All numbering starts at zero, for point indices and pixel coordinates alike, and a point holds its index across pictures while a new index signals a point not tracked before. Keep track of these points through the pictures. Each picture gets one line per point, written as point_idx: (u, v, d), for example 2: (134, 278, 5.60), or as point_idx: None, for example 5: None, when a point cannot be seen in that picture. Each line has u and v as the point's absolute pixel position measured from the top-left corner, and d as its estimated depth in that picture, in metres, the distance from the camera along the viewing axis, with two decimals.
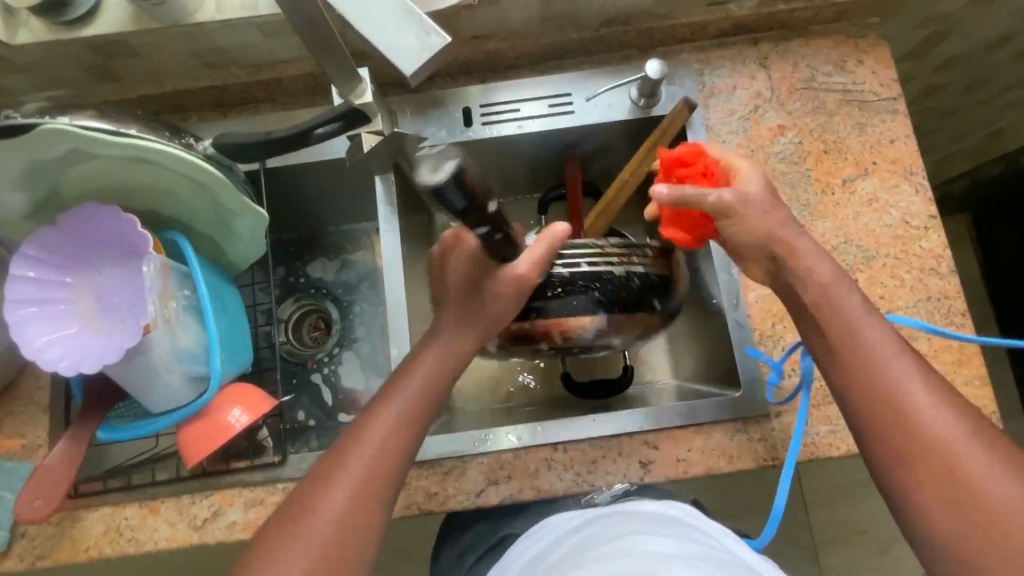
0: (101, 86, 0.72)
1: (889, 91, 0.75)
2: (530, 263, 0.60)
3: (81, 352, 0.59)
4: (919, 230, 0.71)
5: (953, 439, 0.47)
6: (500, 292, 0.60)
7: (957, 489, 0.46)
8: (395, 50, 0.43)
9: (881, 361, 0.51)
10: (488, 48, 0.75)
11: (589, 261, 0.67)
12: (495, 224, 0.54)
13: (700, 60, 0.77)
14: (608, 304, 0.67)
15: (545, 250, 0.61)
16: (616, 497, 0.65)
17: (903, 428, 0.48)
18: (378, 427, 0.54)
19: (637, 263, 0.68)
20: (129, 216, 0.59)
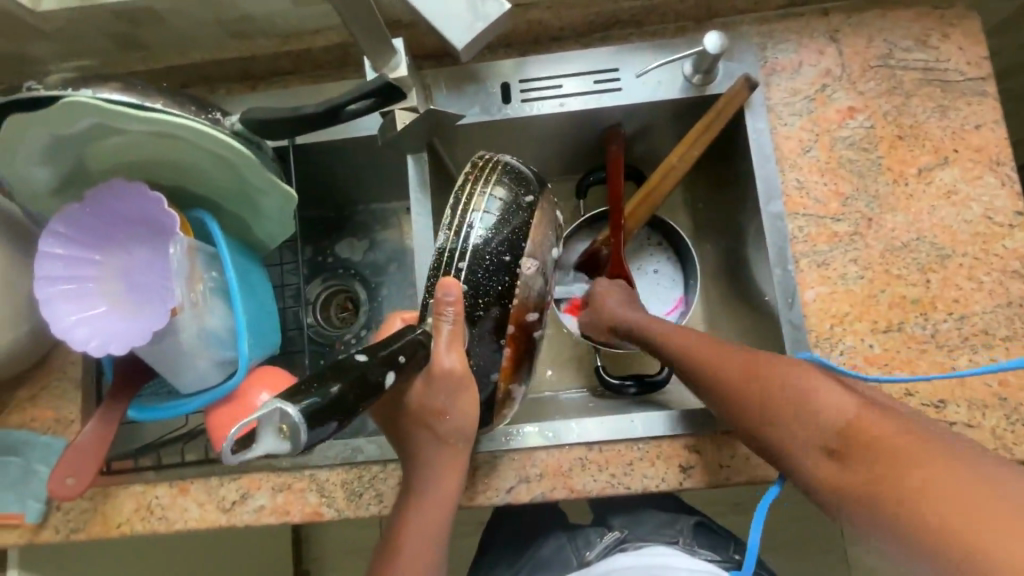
0: (128, 56, 0.70)
1: (978, 69, 0.67)
2: (449, 352, 0.55)
3: (109, 332, 0.58)
4: (1003, 227, 0.64)
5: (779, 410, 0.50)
6: (447, 395, 0.57)
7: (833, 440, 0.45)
8: (448, 20, 0.43)
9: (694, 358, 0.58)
10: (530, 19, 0.69)
11: (458, 256, 0.60)
12: (384, 363, 0.48)
13: (762, 33, 0.70)
14: (511, 243, 0.61)
15: (451, 324, 0.55)
16: (609, 547, 0.74)
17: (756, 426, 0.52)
18: (407, 539, 0.58)
19: (483, 197, 0.61)
20: (156, 195, 0.57)
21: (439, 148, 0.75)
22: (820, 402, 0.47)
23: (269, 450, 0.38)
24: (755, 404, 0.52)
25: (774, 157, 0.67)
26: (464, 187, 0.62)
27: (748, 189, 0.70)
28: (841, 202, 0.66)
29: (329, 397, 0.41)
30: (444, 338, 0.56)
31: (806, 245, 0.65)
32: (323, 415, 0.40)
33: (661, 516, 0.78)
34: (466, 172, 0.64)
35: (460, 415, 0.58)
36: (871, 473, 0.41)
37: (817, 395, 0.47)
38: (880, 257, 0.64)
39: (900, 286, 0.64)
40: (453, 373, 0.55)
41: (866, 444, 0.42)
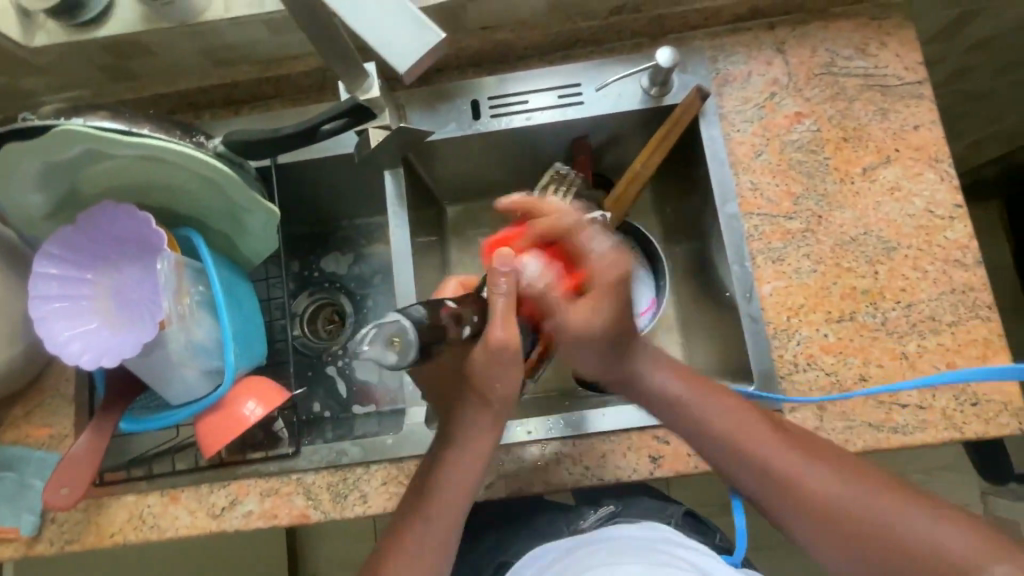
0: (117, 86, 0.74)
1: (914, 74, 0.72)
2: (501, 325, 0.55)
3: (102, 346, 0.61)
4: (943, 220, 0.68)
5: (789, 483, 0.56)
6: (494, 372, 0.57)
7: (800, 522, 0.55)
8: (389, 48, 0.42)
9: (703, 431, 0.61)
10: (496, 40, 0.74)
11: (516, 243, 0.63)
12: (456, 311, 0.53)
13: (713, 46, 0.75)
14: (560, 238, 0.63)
15: (506, 293, 0.55)
16: (602, 519, 0.76)
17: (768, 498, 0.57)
18: (430, 501, 0.59)
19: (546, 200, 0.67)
20: (145, 214, 0.60)
21: (415, 163, 0.79)
22: (797, 496, 0.55)
23: (383, 354, 0.45)
24: (785, 496, 0.56)
25: (728, 161, 0.71)
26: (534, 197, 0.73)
27: (707, 192, 0.74)
28: (792, 201, 0.70)
29: (422, 322, 0.47)
30: (498, 313, 0.55)
31: (761, 243, 0.69)
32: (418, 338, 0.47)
33: (652, 502, 0.80)
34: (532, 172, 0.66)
35: (505, 390, 0.59)
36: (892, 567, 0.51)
37: (834, 491, 0.54)
38: (831, 251, 0.68)
39: (851, 278, 0.67)
40: (506, 347, 0.55)
41: (842, 540, 0.53)
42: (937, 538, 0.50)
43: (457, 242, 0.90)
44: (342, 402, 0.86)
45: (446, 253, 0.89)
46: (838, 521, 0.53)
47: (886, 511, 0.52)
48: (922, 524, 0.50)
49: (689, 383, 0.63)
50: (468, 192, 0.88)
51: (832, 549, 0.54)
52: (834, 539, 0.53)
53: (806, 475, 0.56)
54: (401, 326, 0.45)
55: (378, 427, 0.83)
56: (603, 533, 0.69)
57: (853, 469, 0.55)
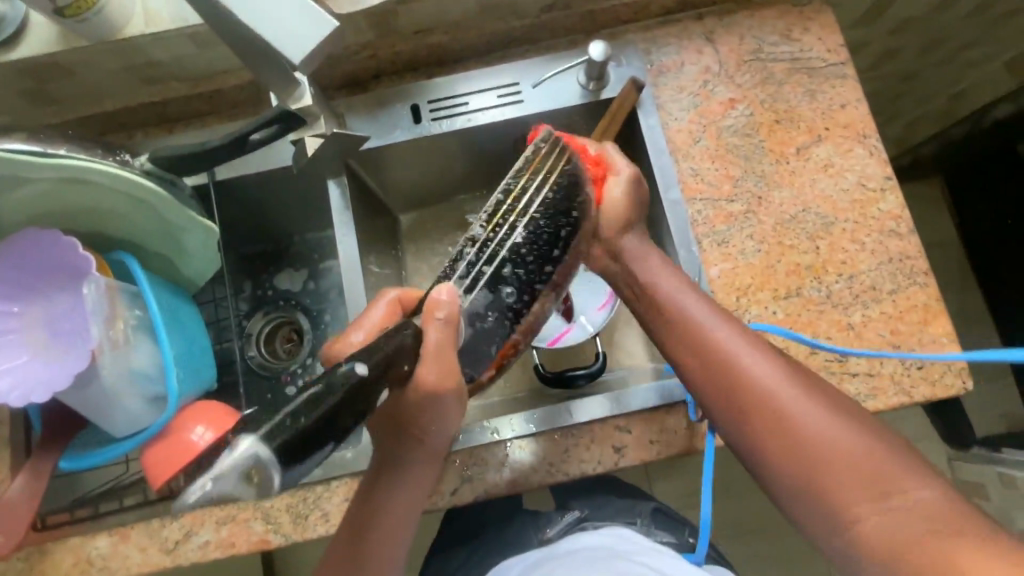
0: (40, 109, 0.71)
1: (837, 56, 0.74)
2: (432, 365, 0.51)
3: (32, 382, 0.57)
4: (876, 192, 0.70)
5: (766, 379, 0.53)
6: (431, 414, 0.53)
7: (760, 421, 0.52)
8: (281, 38, 0.45)
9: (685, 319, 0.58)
10: (430, 43, 0.74)
11: (484, 251, 0.56)
12: (373, 373, 0.44)
13: (646, 40, 0.76)
14: (523, 261, 0.56)
15: (442, 325, 0.51)
16: (569, 525, 0.77)
17: (732, 387, 0.54)
18: (371, 528, 0.58)
19: (526, 196, 0.57)
20: (70, 239, 0.57)
21: (360, 172, 0.78)
22: (750, 389, 0.53)
23: (231, 493, 0.37)
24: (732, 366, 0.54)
25: (668, 149, 0.73)
26: (517, 175, 0.58)
27: (650, 182, 0.75)
28: (732, 183, 0.71)
29: (299, 431, 0.39)
30: (428, 352, 0.51)
31: (706, 227, 0.71)
32: (293, 454, 0.39)
33: (620, 500, 0.80)
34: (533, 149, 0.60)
35: (445, 430, 0.55)
36: (834, 479, 0.48)
37: (805, 404, 0.51)
38: (773, 230, 0.70)
39: (794, 255, 0.69)
40: (439, 391, 0.51)
41: (793, 446, 0.50)
42: (892, 469, 0.47)
43: (413, 249, 0.89)
44: None
45: (401, 262, 0.88)
46: (787, 422, 0.51)
47: (849, 427, 0.50)
48: (864, 443, 0.49)
49: (681, 281, 0.60)
50: (419, 198, 0.88)
51: (790, 461, 0.50)
52: (773, 451, 0.51)
53: (787, 386, 0.52)
54: (249, 459, 0.37)
55: (345, 441, 0.71)
56: (566, 545, 0.71)
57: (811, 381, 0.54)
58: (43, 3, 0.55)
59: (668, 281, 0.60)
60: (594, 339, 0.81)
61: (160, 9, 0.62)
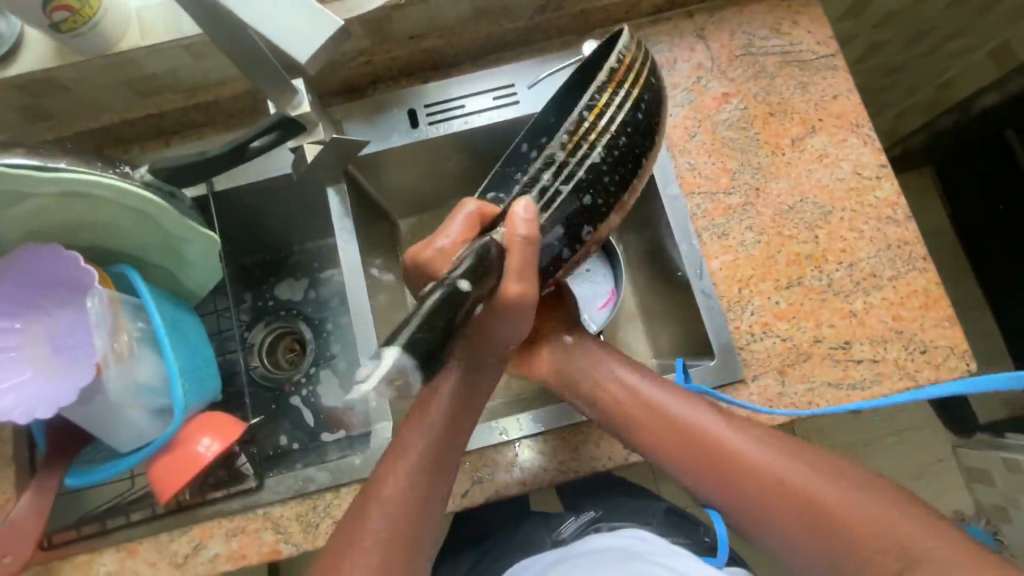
0: (36, 126, 0.71)
1: (827, 48, 0.75)
2: (517, 280, 0.53)
3: (36, 397, 0.57)
4: (872, 180, 0.71)
5: (746, 454, 0.55)
6: (505, 319, 0.55)
7: (761, 506, 0.53)
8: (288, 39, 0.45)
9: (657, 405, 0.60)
10: (425, 48, 0.75)
11: (561, 172, 0.56)
12: (467, 280, 0.47)
13: (638, 38, 0.77)
14: (596, 183, 0.57)
15: (523, 245, 0.52)
16: (583, 525, 0.76)
17: (715, 468, 0.56)
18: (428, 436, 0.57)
19: (609, 113, 0.56)
20: (72, 252, 0.57)
21: (359, 178, 0.78)
22: (733, 469, 0.55)
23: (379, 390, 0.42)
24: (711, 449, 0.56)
25: (664, 145, 0.73)
26: (602, 90, 0.56)
27: (648, 178, 0.76)
28: (729, 176, 0.72)
29: (432, 337, 0.42)
30: (511, 269, 0.52)
31: (705, 220, 0.71)
32: (428, 361, 0.42)
33: (631, 502, 0.79)
34: (617, 56, 0.57)
35: (514, 336, 0.57)
36: (846, 542, 0.50)
37: (791, 477, 0.53)
38: (772, 221, 0.70)
39: (794, 245, 0.70)
40: (518, 304, 0.53)
41: (798, 519, 0.52)
42: (892, 516, 0.49)
43: None
44: (309, 431, 0.83)
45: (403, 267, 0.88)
46: (783, 501, 0.52)
47: (842, 493, 0.51)
48: (859, 499, 0.51)
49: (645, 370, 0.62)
50: (418, 202, 0.88)
51: (799, 535, 0.51)
52: (777, 531, 0.53)
53: (770, 461, 0.54)
54: (399, 365, 0.40)
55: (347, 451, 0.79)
56: (582, 547, 0.70)
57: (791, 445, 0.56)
58: (38, 18, 0.55)
59: (629, 374, 0.62)
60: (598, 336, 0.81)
61: (155, 20, 0.63)
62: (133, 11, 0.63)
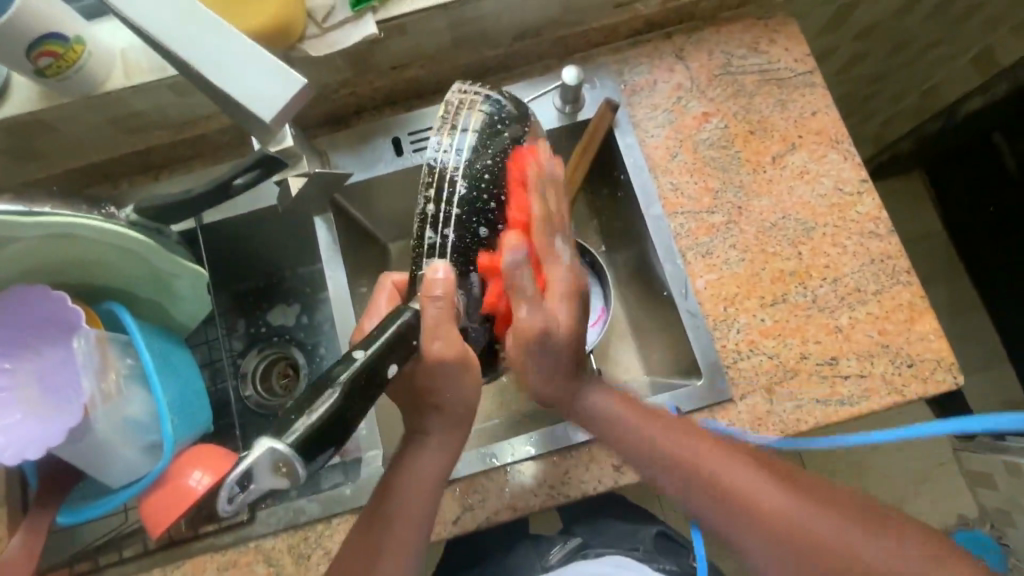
0: (23, 166, 0.71)
1: (805, 65, 0.76)
2: (436, 339, 0.54)
3: (25, 438, 0.57)
4: (853, 195, 0.72)
5: (753, 497, 0.55)
6: (447, 379, 0.57)
7: (732, 526, 0.56)
8: (251, 95, 0.43)
9: (657, 453, 0.59)
10: (408, 77, 0.76)
11: (439, 224, 0.58)
12: (384, 356, 0.50)
13: (618, 61, 0.78)
14: (480, 213, 0.58)
15: (442, 300, 0.54)
16: (570, 551, 0.77)
17: (718, 501, 0.56)
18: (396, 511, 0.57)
19: (455, 154, 0.59)
20: (59, 293, 0.58)
21: (346, 206, 0.79)
22: (746, 519, 0.55)
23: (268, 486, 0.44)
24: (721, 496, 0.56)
25: (646, 166, 0.74)
26: (440, 136, 0.59)
27: (632, 198, 0.76)
28: (712, 196, 0.73)
29: (320, 422, 0.45)
30: (428, 325, 0.54)
31: (689, 239, 0.72)
32: (315, 444, 0.45)
33: (621, 525, 0.79)
34: (446, 104, 0.61)
35: (459, 396, 0.58)
36: (810, 559, 0.53)
37: (768, 502, 0.55)
38: (755, 239, 0.71)
39: (778, 262, 0.70)
40: (444, 360, 0.55)
41: (771, 539, 0.54)
42: (856, 536, 0.52)
43: None
44: None
45: None
46: (753, 522, 0.54)
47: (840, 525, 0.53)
48: (828, 517, 0.53)
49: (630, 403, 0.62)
50: (407, 227, 0.88)
51: (770, 555, 0.54)
52: (752, 554, 0.55)
53: (748, 484, 0.56)
54: (277, 453, 0.42)
55: (345, 478, 0.70)
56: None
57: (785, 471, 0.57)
58: (23, 65, 0.56)
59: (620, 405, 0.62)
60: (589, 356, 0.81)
61: (140, 61, 0.64)
62: (118, 53, 0.64)
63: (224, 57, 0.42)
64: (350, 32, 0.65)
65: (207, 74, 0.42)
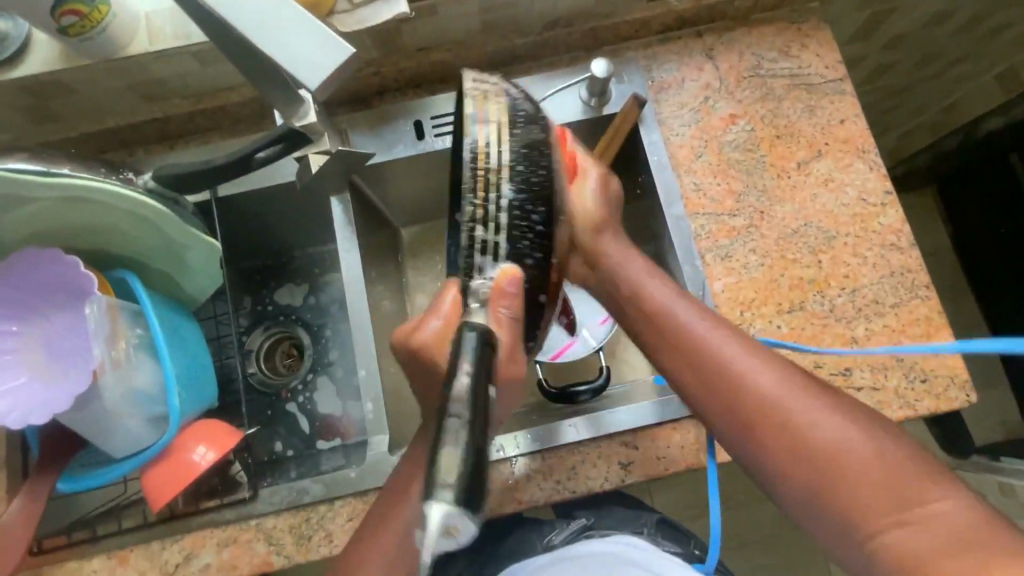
0: (38, 127, 0.70)
1: (835, 72, 0.75)
2: (512, 363, 0.53)
3: (33, 402, 0.56)
4: (876, 207, 0.71)
5: (747, 370, 0.54)
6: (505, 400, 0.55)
7: (723, 406, 0.54)
8: (293, 64, 0.41)
9: (648, 294, 0.61)
10: (434, 60, 0.75)
11: (490, 224, 0.52)
12: (484, 373, 0.39)
13: (647, 56, 0.77)
14: (529, 222, 0.54)
15: (511, 322, 0.51)
16: (574, 533, 0.76)
17: (704, 382, 0.56)
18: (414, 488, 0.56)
19: (501, 152, 0.53)
20: (70, 257, 0.57)
21: (362, 186, 0.78)
22: (733, 385, 0.54)
23: (438, 551, 0.31)
24: (709, 378, 0.55)
25: (670, 164, 0.73)
26: (471, 127, 0.53)
27: (653, 197, 0.75)
28: (735, 199, 0.72)
29: (469, 453, 0.33)
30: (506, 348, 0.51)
31: (709, 241, 0.71)
32: (479, 488, 0.33)
33: (624, 510, 0.78)
34: (467, 93, 0.54)
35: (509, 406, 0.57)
36: (820, 475, 0.49)
37: (754, 372, 0.54)
38: (776, 244, 0.70)
39: (796, 269, 0.69)
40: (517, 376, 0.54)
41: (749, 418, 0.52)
42: (853, 442, 0.49)
43: (415, 262, 0.89)
44: (304, 438, 0.83)
45: (403, 275, 0.88)
46: (719, 379, 0.55)
47: (856, 451, 0.48)
48: (833, 420, 0.50)
49: (661, 276, 0.63)
50: (422, 213, 0.87)
51: (768, 454, 0.51)
52: (729, 388, 0.54)
53: (742, 362, 0.54)
54: (447, 512, 0.31)
55: (345, 459, 0.81)
56: (571, 551, 0.72)
57: (784, 363, 0.55)
58: (46, 23, 0.55)
59: (627, 259, 0.65)
60: (598, 352, 0.80)
61: (163, 26, 0.63)
62: (141, 16, 0.62)
63: (269, 23, 0.41)
64: (380, 9, 0.64)
65: (248, 33, 0.41)
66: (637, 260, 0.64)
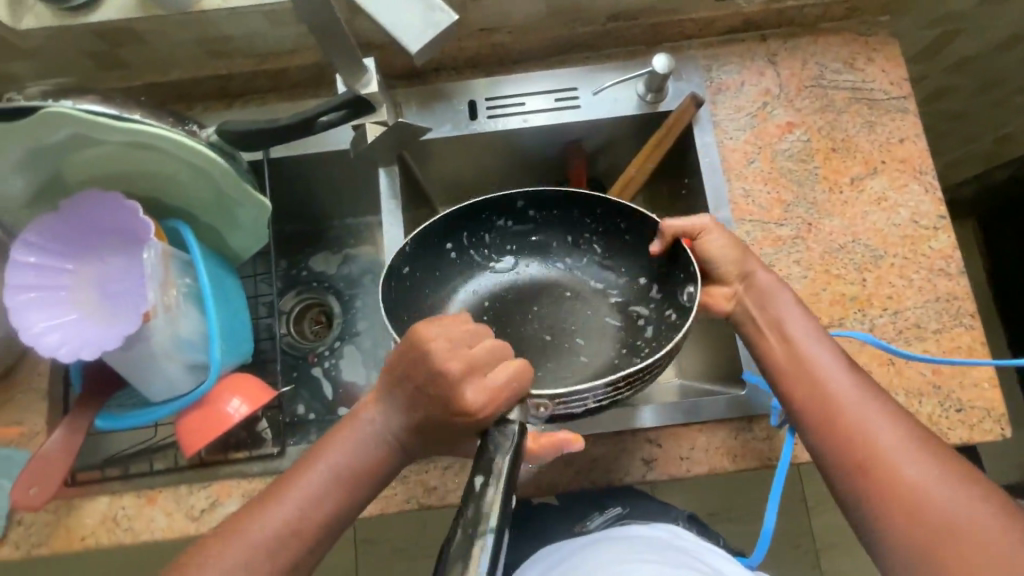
0: (104, 74, 0.72)
1: (899, 89, 0.74)
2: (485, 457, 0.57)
3: (82, 338, 0.58)
4: (928, 230, 0.70)
5: (869, 414, 0.51)
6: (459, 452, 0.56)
7: (836, 450, 0.52)
8: (400, 27, 0.48)
9: (792, 342, 0.57)
10: (494, 42, 0.75)
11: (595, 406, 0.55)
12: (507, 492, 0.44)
13: (708, 56, 0.76)
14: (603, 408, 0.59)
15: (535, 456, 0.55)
16: (609, 520, 0.70)
17: (824, 406, 0.53)
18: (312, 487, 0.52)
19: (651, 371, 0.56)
20: (132, 203, 0.59)
21: (410, 161, 0.78)
22: (848, 430, 0.51)
23: None
24: (825, 425, 0.53)
25: (721, 168, 0.73)
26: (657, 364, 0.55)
27: (699, 199, 0.75)
28: (783, 208, 0.71)
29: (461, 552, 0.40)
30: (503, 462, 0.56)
31: (754, 248, 0.70)
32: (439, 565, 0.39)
33: (655, 502, 0.74)
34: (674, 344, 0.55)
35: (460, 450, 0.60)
36: (917, 530, 0.47)
37: (873, 417, 0.51)
38: (821, 258, 0.70)
39: (840, 285, 0.69)
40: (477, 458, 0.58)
41: (850, 456, 0.51)
42: (963, 507, 0.47)
43: None
44: (327, 404, 0.84)
45: None
46: (841, 413, 0.52)
47: (962, 516, 0.46)
48: (936, 479, 0.48)
49: (816, 329, 0.57)
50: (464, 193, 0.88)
51: (871, 497, 0.49)
52: (846, 425, 0.52)
53: (864, 401, 0.52)
54: None
55: None
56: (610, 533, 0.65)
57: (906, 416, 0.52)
58: None
59: (783, 304, 0.59)
60: None
61: None
62: None
63: None
64: None
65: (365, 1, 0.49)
66: (797, 319, 0.58)
